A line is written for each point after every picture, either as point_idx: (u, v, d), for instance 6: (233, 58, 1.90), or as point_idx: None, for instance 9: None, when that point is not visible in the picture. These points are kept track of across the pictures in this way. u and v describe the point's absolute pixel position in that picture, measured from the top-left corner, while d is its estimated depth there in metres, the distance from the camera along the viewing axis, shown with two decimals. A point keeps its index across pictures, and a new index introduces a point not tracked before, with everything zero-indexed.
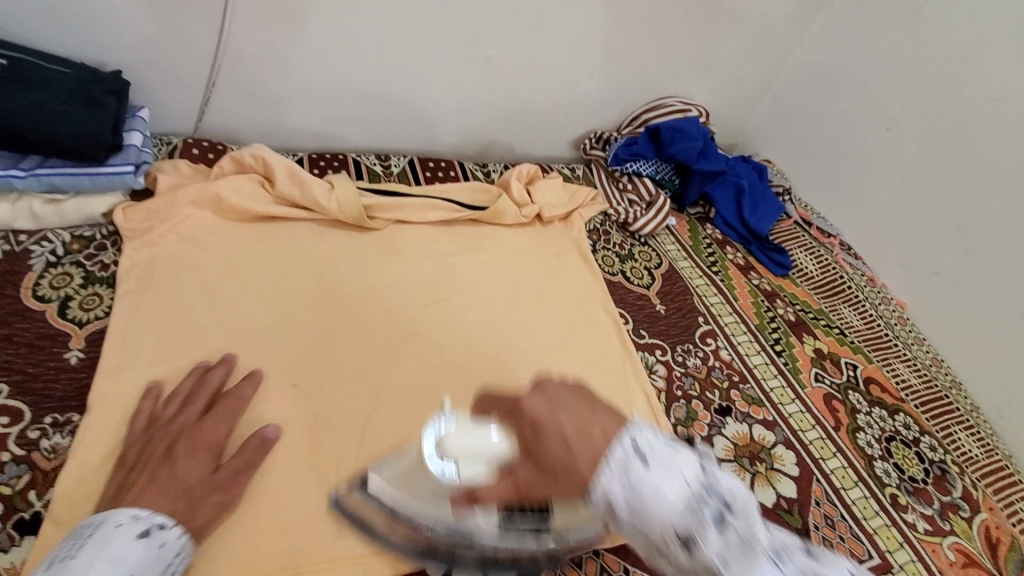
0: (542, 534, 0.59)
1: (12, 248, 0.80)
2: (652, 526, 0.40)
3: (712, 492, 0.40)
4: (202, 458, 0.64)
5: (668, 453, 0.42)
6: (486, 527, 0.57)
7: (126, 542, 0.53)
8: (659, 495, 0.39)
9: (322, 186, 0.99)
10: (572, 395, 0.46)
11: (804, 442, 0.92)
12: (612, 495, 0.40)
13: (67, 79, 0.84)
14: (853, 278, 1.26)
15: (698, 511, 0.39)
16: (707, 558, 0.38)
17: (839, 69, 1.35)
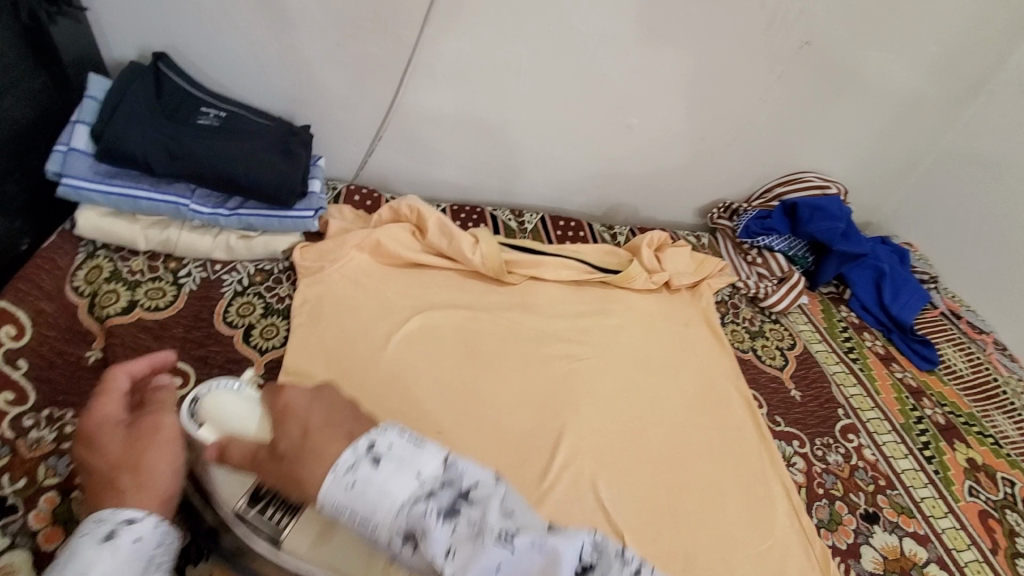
0: (270, 545, 0.62)
1: (209, 275, 0.90)
2: (377, 528, 0.47)
3: (438, 484, 0.48)
4: (105, 433, 0.54)
5: (400, 458, 0.49)
6: (230, 510, 0.63)
7: (92, 550, 0.47)
8: (379, 487, 0.47)
9: (468, 239, 1.04)
10: (327, 400, 0.56)
11: (958, 563, 0.84)
12: (343, 498, 0.48)
13: (270, 133, 0.97)
14: (1008, 382, 1.15)
15: (416, 502, 0.47)
16: (426, 544, 0.44)
17: (1001, 159, 1.27)
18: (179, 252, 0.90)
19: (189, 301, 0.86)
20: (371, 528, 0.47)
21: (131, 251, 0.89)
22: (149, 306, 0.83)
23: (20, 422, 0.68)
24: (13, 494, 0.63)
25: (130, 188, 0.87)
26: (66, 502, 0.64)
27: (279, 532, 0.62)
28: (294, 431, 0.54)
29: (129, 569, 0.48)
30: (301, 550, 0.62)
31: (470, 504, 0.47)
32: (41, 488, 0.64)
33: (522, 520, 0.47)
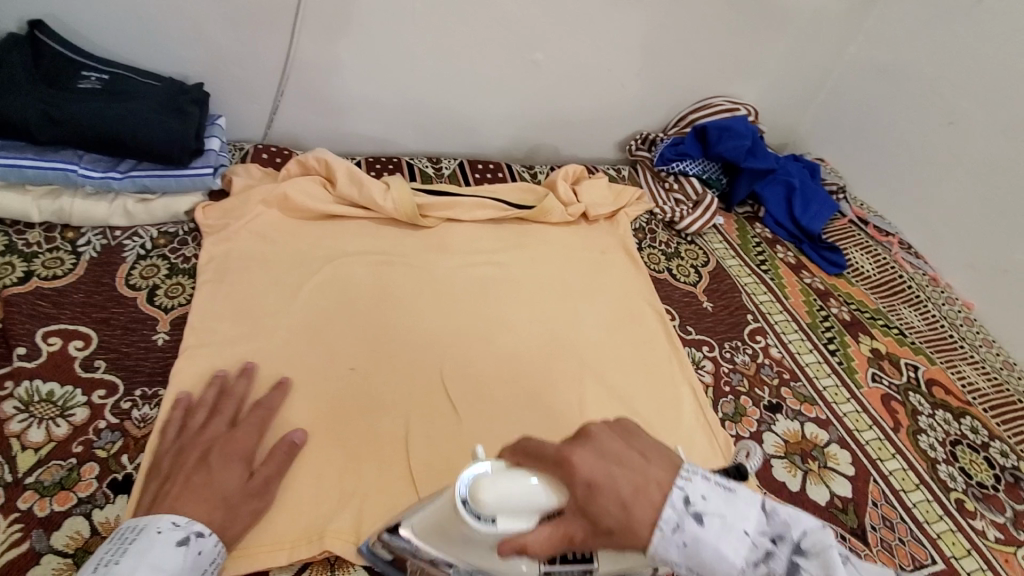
0: None
1: (109, 242, 0.89)
2: None
3: (766, 536, 0.42)
4: (234, 466, 0.64)
5: (720, 501, 0.42)
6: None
7: (164, 550, 0.54)
8: (714, 545, 0.41)
9: (378, 186, 1.04)
10: (615, 453, 0.45)
11: (859, 442, 0.89)
12: (675, 558, 0.41)
13: (159, 92, 0.94)
14: (913, 278, 1.21)
15: (759, 557, 0.41)
16: None
17: (897, 65, 1.32)
18: (75, 222, 0.89)
19: (88, 267, 0.85)
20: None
21: (26, 225, 0.87)
22: (46, 275, 0.82)
23: None
24: None
25: (13, 159, 0.84)
26: None
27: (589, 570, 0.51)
28: (611, 508, 0.43)
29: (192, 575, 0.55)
30: (616, 569, 0.50)
31: (807, 561, 0.41)
32: None
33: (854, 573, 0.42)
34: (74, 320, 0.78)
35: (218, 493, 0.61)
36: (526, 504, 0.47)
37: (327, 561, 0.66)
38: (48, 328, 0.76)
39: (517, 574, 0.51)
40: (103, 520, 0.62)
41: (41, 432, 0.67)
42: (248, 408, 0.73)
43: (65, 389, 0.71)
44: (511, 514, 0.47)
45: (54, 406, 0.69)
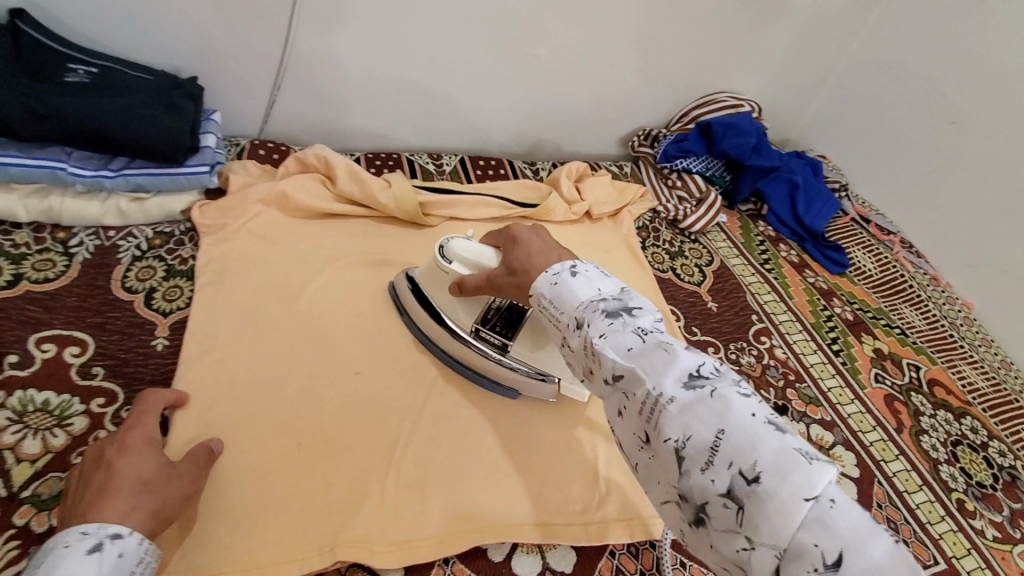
0: (502, 353, 0.80)
1: (102, 243, 0.86)
2: (561, 314, 0.54)
3: (612, 296, 0.54)
4: (145, 451, 0.60)
5: (596, 275, 0.56)
6: (466, 329, 0.81)
7: (73, 561, 0.49)
8: (570, 286, 0.55)
9: (380, 184, 1.02)
10: (548, 235, 0.66)
11: (863, 443, 0.89)
12: (542, 293, 0.57)
13: (151, 86, 0.91)
14: (914, 277, 1.21)
15: (594, 302, 0.53)
16: (588, 329, 0.51)
17: (900, 61, 1.31)
18: (66, 221, 0.85)
19: (81, 270, 0.82)
20: (553, 316, 0.55)
21: (13, 224, 0.84)
22: (37, 278, 0.79)
23: None
24: None
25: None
26: None
27: (504, 343, 0.79)
28: (519, 257, 0.63)
29: None
30: (523, 348, 0.79)
31: (626, 312, 0.52)
32: None
33: (664, 334, 0.50)
34: (68, 325, 0.75)
35: (133, 476, 0.57)
36: (473, 254, 0.77)
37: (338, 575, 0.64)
38: (42, 334, 0.73)
39: (461, 323, 0.81)
40: None
41: (37, 443, 0.65)
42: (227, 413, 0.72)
43: (62, 398, 0.69)
44: (462, 259, 0.77)
45: (50, 416, 0.67)
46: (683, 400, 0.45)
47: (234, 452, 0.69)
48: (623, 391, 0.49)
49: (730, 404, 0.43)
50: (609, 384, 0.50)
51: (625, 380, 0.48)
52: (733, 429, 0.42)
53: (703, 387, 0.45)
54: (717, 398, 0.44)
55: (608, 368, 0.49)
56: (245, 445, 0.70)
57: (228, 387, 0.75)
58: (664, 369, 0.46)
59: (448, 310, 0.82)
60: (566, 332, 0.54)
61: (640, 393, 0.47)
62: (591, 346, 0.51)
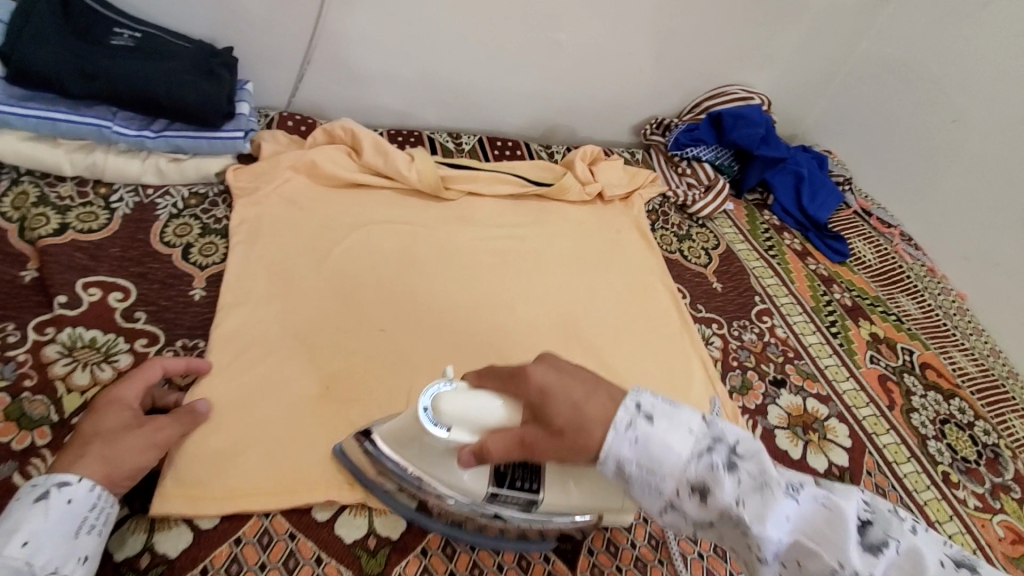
0: (530, 511, 0.62)
1: (142, 200, 0.90)
2: (670, 489, 0.49)
3: (709, 440, 0.49)
4: (113, 408, 0.63)
5: (670, 414, 0.50)
6: (479, 498, 0.62)
7: (23, 510, 0.53)
8: (665, 444, 0.49)
9: (403, 157, 1.06)
10: (574, 369, 0.54)
11: (856, 417, 0.94)
12: (627, 459, 0.49)
13: (191, 53, 0.94)
14: (912, 268, 1.26)
15: (701, 461, 0.48)
16: (717, 499, 0.47)
17: (906, 61, 1.35)
18: (108, 177, 0.90)
19: (123, 223, 0.86)
20: (652, 486, 0.49)
21: (58, 178, 0.88)
22: (82, 228, 0.83)
23: None
24: None
25: (48, 111, 0.84)
26: (17, 402, 0.66)
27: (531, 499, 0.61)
28: (562, 409, 0.51)
29: (57, 525, 0.53)
30: (557, 500, 0.62)
31: (740, 468, 0.48)
32: None
33: (801, 483, 0.49)
34: (112, 273, 0.80)
35: (89, 434, 0.60)
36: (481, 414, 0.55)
37: (366, 506, 0.68)
38: (87, 279, 0.78)
39: (471, 492, 0.62)
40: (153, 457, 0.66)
41: (86, 376, 0.70)
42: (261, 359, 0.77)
43: (107, 337, 0.73)
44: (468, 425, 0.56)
45: (97, 352, 0.72)
46: (879, 570, 0.44)
47: (267, 393, 0.74)
48: (795, 562, 0.47)
49: (919, 555, 0.45)
50: (766, 563, 0.47)
51: (798, 554, 0.46)
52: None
53: (880, 540, 0.46)
54: (906, 553, 0.45)
55: (770, 550, 0.46)
56: (277, 388, 0.75)
57: (261, 336, 0.79)
58: (837, 536, 0.45)
59: (444, 479, 0.61)
60: (677, 497, 0.49)
61: (818, 567, 0.45)
62: (725, 515, 0.47)
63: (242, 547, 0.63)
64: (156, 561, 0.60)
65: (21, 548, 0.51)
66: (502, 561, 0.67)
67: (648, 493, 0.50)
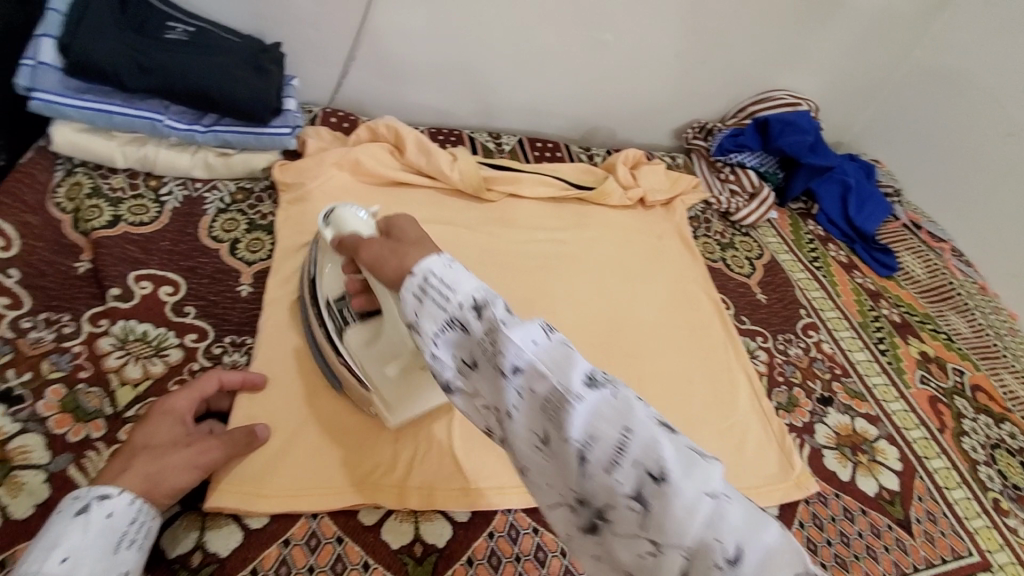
0: (339, 337, 0.70)
1: (190, 194, 0.91)
2: (451, 298, 0.43)
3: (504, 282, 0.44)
4: (166, 422, 0.62)
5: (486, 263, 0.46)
6: (327, 298, 0.73)
7: (62, 523, 0.50)
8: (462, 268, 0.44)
9: (446, 157, 1.05)
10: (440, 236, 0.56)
11: (906, 439, 0.91)
12: (434, 271, 0.45)
13: (242, 48, 0.94)
14: (962, 285, 1.22)
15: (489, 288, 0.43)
16: (484, 314, 0.42)
17: (962, 70, 1.30)
18: (158, 170, 0.91)
19: (172, 217, 0.87)
20: (440, 300, 0.43)
21: (110, 170, 0.89)
22: (134, 221, 0.84)
23: (18, 324, 0.69)
24: (19, 385, 0.65)
25: (103, 104, 0.85)
26: (72, 393, 0.66)
27: (345, 323, 0.69)
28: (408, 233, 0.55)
29: (97, 543, 0.50)
30: (357, 341, 0.68)
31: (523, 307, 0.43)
32: (46, 380, 0.66)
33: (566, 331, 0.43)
34: (163, 267, 0.80)
35: (139, 445, 0.59)
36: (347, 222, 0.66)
37: (412, 512, 0.68)
38: (139, 273, 0.78)
39: (328, 292, 0.73)
40: None
41: (138, 369, 0.71)
42: (306, 358, 0.77)
43: (158, 331, 0.74)
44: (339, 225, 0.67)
45: (148, 346, 0.73)
46: (592, 400, 0.38)
47: (313, 392, 0.74)
48: (520, 389, 0.40)
49: (636, 404, 0.38)
50: (504, 383, 0.40)
51: (525, 376, 0.39)
52: (639, 426, 0.37)
53: (608, 385, 0.39)
54: (623, 398, 0.38)
55: (508, 362, 0.39)
56: (324, 389, 0.75)
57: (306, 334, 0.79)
58: (572, 364, 0.39)
59: (326, 280, 0.74)
60: (455, 321, 0.43)
61: (542, 391, 0.39)
62: (491, 334, 0.41)
63: (291, 550, 0.63)
64: (207, 560, 0.60)
65: (60, 565, 0.48)
66: (546, 574, 0.67)
67: (431, 311, 0.44)
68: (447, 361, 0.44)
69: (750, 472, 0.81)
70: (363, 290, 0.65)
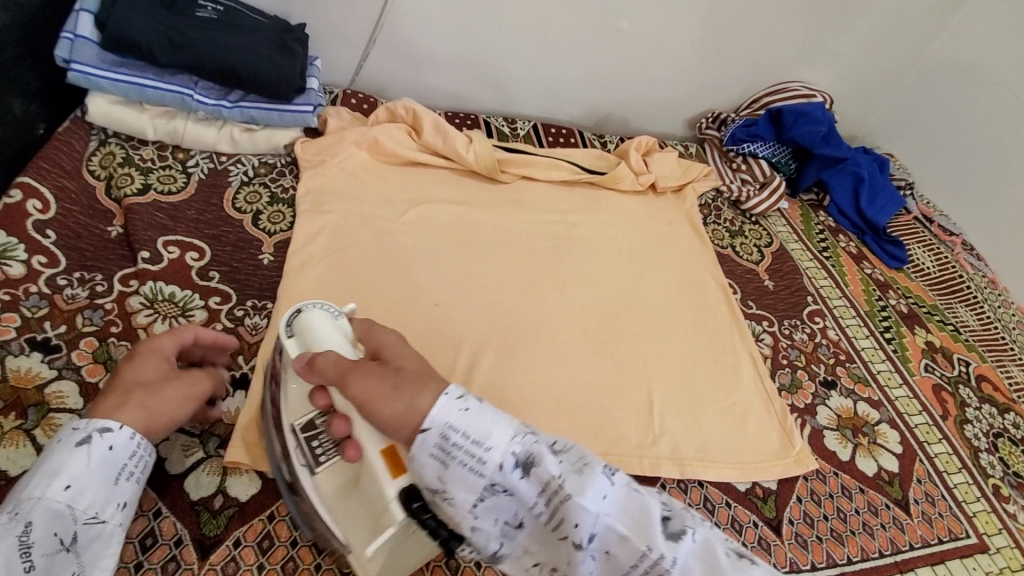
0: (308, 476, 0.58)
1: (216, 166, 0.95)
2: (488, 461, 0.47)
3: (532, 436, 0.50)
4: (150, 359, 0.62)
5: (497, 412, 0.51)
6: (291, 429, 0.60)
7: (62, 453, 0.52)
8: (490, 427, 0.49)
9: (462, 138, 1.08)
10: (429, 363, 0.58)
11: (908, 425, 0.92)
12: (455, 428, 0.48)
13: (268, 28, 0.98)
14: (973, 279, 1.22)
15: (522, 446, 0.49)
16: (540, 478, 0.48)
17: (979, 65, 1.30)
18: (186, 144, 0.95)
19: (199, 187, 0.91)
20: (480, 467, 0.48)
21: (141, 141, 0.93)
22: (163, 190, 0.88)
23: (55, 281, 0.73)
24: (55, 337, 0.69)
25: (136, 77, 0.89)
26: (104, 346, 0.70)
27: (313, 464, 0.58)
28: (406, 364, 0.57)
29: (100, 473, 0.53)
30: (332, 482, 0.57)
31: (560, 457, 0.50)
32: (80, 334, 0.70)
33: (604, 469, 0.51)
34: (189, 233, 0.84)
35: (131, 382, 0.59)
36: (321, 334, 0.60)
37: None
38: (168, 238, 0.82)
39: (290, 418, 0.61)
40: (225, 410, 0.69)
41: (165, 327, 0.74)
42: None
43: (184, 293, 0.78)
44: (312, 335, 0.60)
45: (175, 307, 0.76)
46: (663, 544, 0.47)
47: None
48: (594, 544, 0.48)
49: (695, 538, 0.49)
50: (577, 544, 0.48)
51: (599, 534, 0.48)
52: (709, 559, 0.49)
53: (669, 524, 0.49)
54: (683, 532, 0.49)
55: (581, 529, 0.47)
56: None
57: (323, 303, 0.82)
58: (639, 516, 0.48)
59: (287, 406, 0.61)
60: (507, 488, 0.48)
61: (622, 546, 0.48)
62: (549, 494, 0.48)
63: None
64: (228, 503, 0.63)
65: (64, 492, 0.51)
66: None
67: (468, 478, 0.48)
68: (499, 522, 0.50)
69: (751, 449, 0.83)
70: (347, 436, 0.55)
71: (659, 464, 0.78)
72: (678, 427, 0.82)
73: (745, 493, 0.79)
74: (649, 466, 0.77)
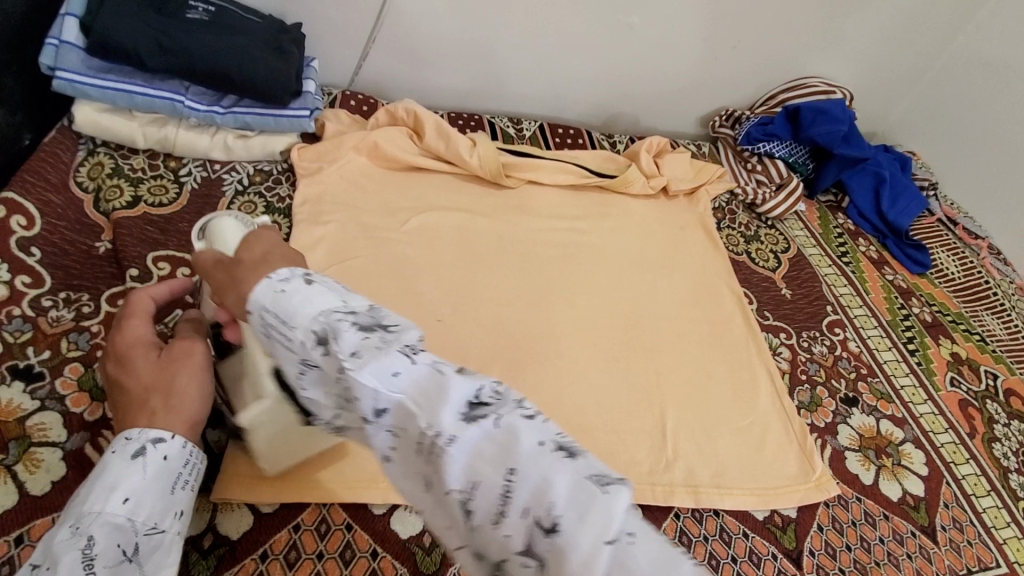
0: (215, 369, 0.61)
1: (209, 175, 0.91)
2: (291, 335, 0.38)
3: (359, 308, 0.39)
4: (139, 353, 0.55)
5: (335, 286, 0.40)
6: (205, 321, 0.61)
7: (119, 464, 0.47)
8: (299, 294, 0.38)
9: (465, 141, 1.03)
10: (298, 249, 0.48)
11: (934, 444, 0.88)
12: (265, 306, 0.39)
13: (261, 28, 0.93)
14: (999, 285, 1.17)
15: (330, 314, 0.37)
16: (332, 350, 0.36)
17: (1009, 59, 1.24)
18: (178, 151, 0.91)
19: (191, 198, 0.87)
20: (285, 340, 0.38)
21: (131, 150, 0.89)
22: (154, 202, 0.84)
23: (39, 302, 0.70)
24: (39, 363, 0.66)
25: (124, 84, 0.85)
26: (89, 372, 0.67)
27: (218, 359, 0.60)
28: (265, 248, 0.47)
29: (159, 485, 0.48)
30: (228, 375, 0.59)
31: (384, 330, 0.38)
32: (65, 359, 0.67)
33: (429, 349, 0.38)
34: (181, 248, 0.81)
35: (140, 389, 0.52)
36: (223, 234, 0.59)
37: None
38: (158, 253, 0.79)
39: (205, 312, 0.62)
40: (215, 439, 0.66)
41: None
42: None
43: None
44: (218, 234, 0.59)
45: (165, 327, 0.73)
46: (462, 435, 0.33)
47: None
48: (387, 429, 0.36)
49: (516, 434, 0.33)
50: (370, 423, 0.36)
51: (389, 415, 0.35)
52: (525, 465, 0.33)
53: (483, 417, 0.34)
54: (503, 430, 0.34)
55: (368, 404, 0.35)
56: None
57: None
58: (438, 400, 0.34)
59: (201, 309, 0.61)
60: (307, 359, 0.38)
61: (414, 431, 0.35)
62: (343, 374, 0.36)
63: (301, 534, 0.63)
64: (219, 542, 0.60)
65: (123, 505, 0.45)
66: None
67: (280, 351, 0.39)
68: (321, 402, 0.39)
69: (768, 472, 0.79)
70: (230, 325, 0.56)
71: (673, 491, 0.74)
72: (691, 449, 0.79)
73: (763, 521, 0.75)
74: (661, 493, 0.74)
